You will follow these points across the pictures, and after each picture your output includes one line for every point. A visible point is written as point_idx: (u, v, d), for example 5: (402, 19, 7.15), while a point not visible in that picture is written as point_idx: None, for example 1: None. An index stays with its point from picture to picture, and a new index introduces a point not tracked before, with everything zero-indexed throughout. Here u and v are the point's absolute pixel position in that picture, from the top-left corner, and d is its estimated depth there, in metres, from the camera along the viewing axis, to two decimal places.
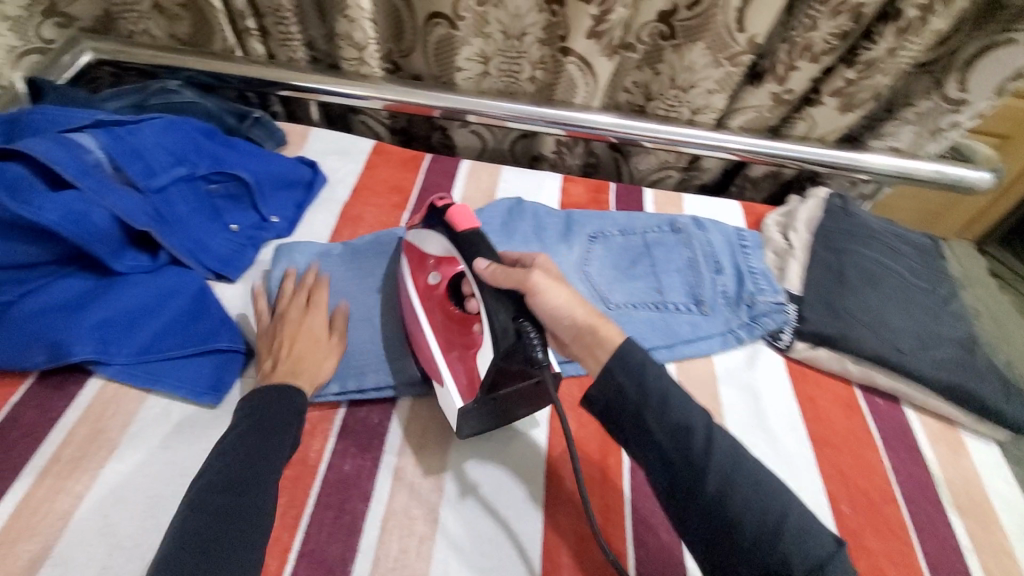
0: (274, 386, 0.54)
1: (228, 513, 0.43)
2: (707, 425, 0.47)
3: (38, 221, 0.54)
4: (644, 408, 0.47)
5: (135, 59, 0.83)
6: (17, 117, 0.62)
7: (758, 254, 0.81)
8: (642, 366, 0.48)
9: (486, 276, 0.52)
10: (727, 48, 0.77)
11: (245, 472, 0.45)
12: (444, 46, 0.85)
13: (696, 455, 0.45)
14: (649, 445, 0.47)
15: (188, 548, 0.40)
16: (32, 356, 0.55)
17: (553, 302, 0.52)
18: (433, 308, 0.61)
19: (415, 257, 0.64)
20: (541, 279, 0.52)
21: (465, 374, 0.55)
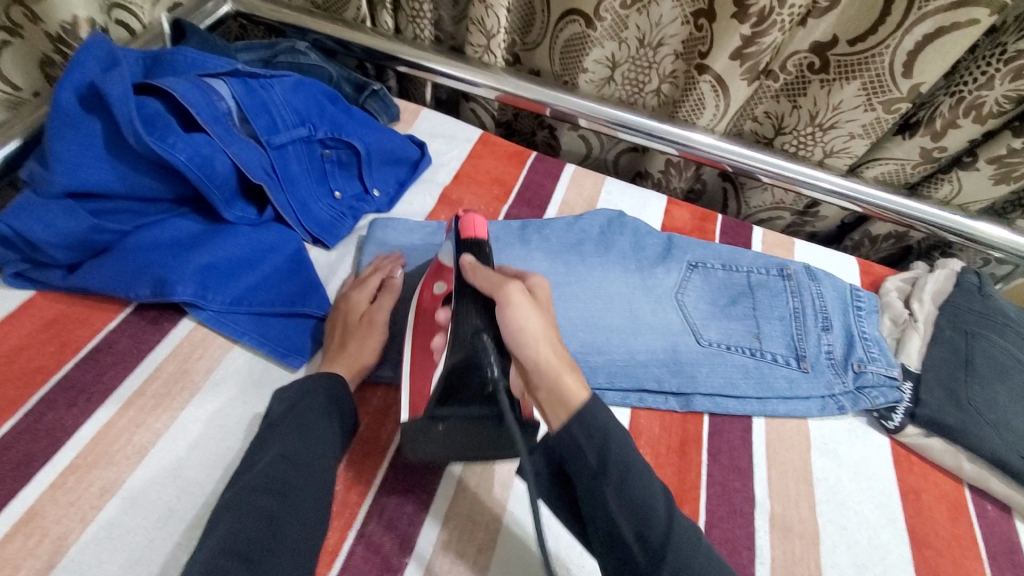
0: (321, 376, 0.52)
1: (273, 515, 0.41)
2: (668, 505, 0.44)
3: (168, 159, 0.55)
4: (603, 480, 0.43)
5: (270, 15, 0.85)
6: (157, 53, 0.63)
7: (874, 319, 0.72)
8: (607, 435, 0.44)
9: (468, 276, 0.51)
10: (885, 91, 0.72)
11: (291, 473, 0.44)
12: (574, 44, 0.83)
13: (654, 536, 0.42)
14: (602, 518, 0.43)
15: (228, 553, 0.38)
16: (137, 288, 0.56)
17: (526, 322, 0.47)
18: (429, 331, 0.55)
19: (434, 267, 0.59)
20: (519, 296, 0.48)
21: (420, 385, 0.52)
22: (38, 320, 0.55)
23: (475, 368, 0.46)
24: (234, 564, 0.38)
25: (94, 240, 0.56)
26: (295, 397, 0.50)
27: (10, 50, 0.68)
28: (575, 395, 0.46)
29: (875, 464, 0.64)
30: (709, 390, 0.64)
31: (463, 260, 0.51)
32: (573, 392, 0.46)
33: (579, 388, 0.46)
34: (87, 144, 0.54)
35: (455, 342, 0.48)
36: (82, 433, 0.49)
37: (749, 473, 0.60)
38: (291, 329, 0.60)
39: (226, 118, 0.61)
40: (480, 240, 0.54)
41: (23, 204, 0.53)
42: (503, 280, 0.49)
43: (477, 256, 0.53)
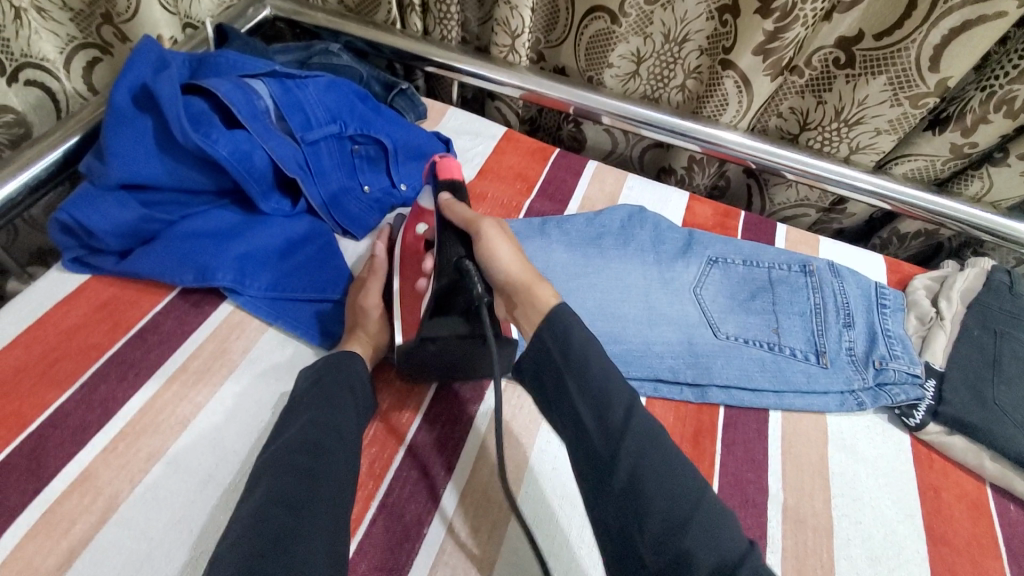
0: (337, 353, 0.56)
1: (308, 472, 0.44)
2: (630, 402, 0.47)
3: (212, 154, 0.59)
4: (566, 372, 0.48)
5: (308, 20, 0.89)
6: (202, 56, 0.68)
7: (899, 317, 0.72)
8: (568, 333, 0.49)
9: (446, 214, 0.57)
10: (912, 85, 0.71)
11: (321, 437, 0.47)
12: (599, 40, 0.85)
13: (613, 428, 0.45)
14: (568, 410, 0.48)
15: (274, 504, 0.42)
16: (182, 273, 0.61)
17: (500, 253, 0.54)
18: (413, 261, 0.61)
19: (413, 213, 0.65)
20: (491, 228, 0.55)
21: (409, 315, 0.59)
22: (93, 302, 0.60)
23: (465, 292, 0.54)
24: (275, 510, 0.41)
25: (144, 228, 0.60)
26: (318, 373, 0.54)
27: (102, 67, 0.78)
28: (543, 301, 0.51)
29: (894, 460, 0.63)
30: (725, 382, 0.64)
31: (441, 199, 0.57)
32: (543, 300, 0.52)
33: (550, 297, 0.52)
34: (138, 139, 0.59)
35: (438, 269, 0.55)
36: (131, 405, 0.54)
37: (764, 465, 0.61)
38: (320, 314, 0.64)
39: (263, 116, 0.65)
40: (456, 182, 0.60)
41: (82, 194, 0.58)
42: (478, 217, 0.55)
43: (454, 194, 0.59)
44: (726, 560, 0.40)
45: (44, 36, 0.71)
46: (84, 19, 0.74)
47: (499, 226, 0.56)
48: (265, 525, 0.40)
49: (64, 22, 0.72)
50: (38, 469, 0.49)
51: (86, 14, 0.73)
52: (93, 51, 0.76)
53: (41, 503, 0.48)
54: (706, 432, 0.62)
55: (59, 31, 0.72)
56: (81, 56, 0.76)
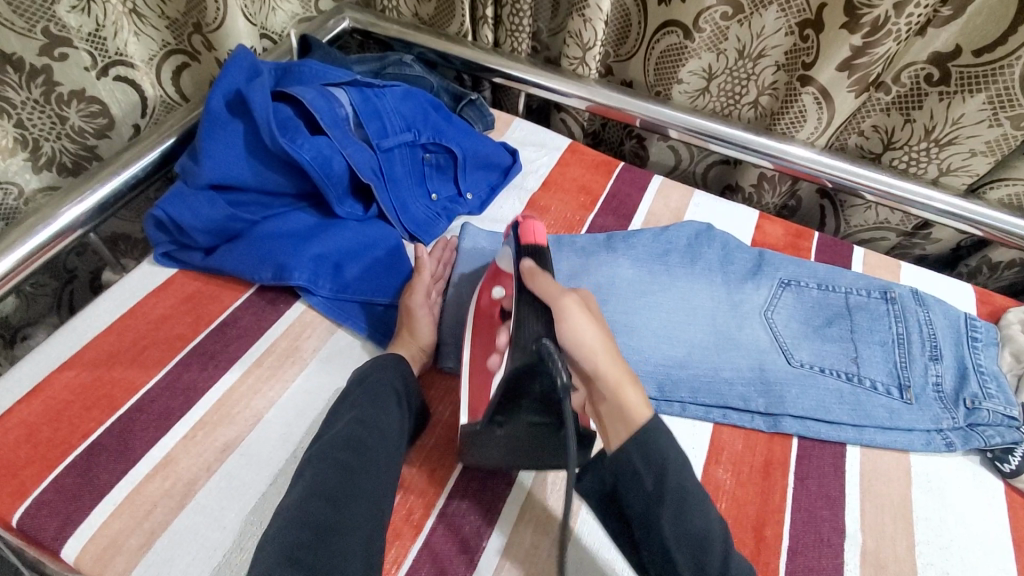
0: (381, 355, 0.56)
1: (350, 471, 0.46)
2: (724, 542, 0.46)
3: (295, 158, 0.62)
4: (659, 505, 0.46)
5: (382, 31, 0.92)
6: (287, 65, 0.71)
7: (992, 353, 0.66)
8: (665, 461, 0.47)
9: (528, 283, 0.51)
10: (1014, 105, 0.66)
11: (366, 434, 0.49)
12: (669, 56, 0.83)
13: (710, 568, 0.45)
14: (654, 539, 0.46)
15: (317, 497, 0.44)
16: (260, 272, 0.63)
17: (587, 337, 0.49)
18: (487, 330, 0.56)
19: (493, 269, 0.60)
20: (574, 308, 0.49)
21: (477, 391, 0.52)
22: (179, 294, 0.63)
23: (543, 379, 0.44)
24: (318, 505, 0.43)
25: (229, 227, 0.63)
26: (366, 371, 0.55)
27: (189, 72, 0.83)
28: (636, 414, 0.49)
29: (985, 507, 0.59)
30: (799, 411, 0.61)
31: (525, 266, 0.52)
32: (635, 409, 0.49)
33: (641, 405, 0.50)
34: (229, 142, 0.62)
35: (513, 345, 0.46)
36: (210, 396, 0.56)
37: (840, 501, 0.57)
38: (385, 317, 0.65)
39: (344, 123, 0.67)
40: (541, 248, 0.55)
41: (176, 193, 0.62)
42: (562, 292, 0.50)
43: (537, 261, 0.53)
44: None
45: (141, 41, 0.76)
46: (178, 28, 0.79)
47: (584, 304, 0.51)
48: (306, 517, 0.42)
49: (160, 29, 0.77)
50: (126, 450, 0.52)
51: (179, 23, 0.78)
52: (180, 57, 0.81)
53: (127, 485, 0.50)
54: (775, 460, 0.60)
55: (154, 37, 0.77)
56: (169, 62, 0.80)
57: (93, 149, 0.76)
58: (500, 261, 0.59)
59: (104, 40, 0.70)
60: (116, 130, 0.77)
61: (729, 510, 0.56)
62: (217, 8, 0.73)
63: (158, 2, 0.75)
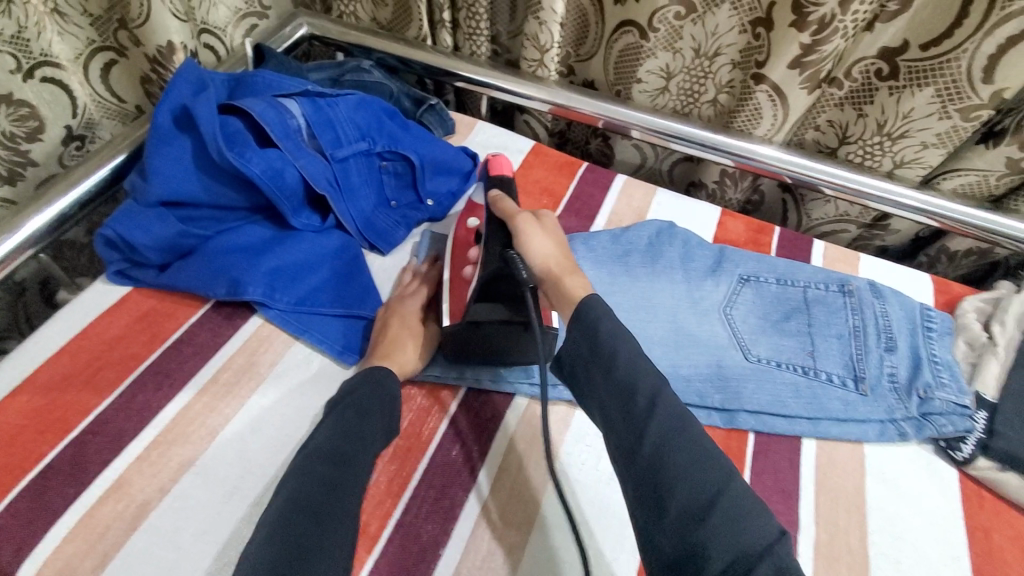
0: (364, 369, 0.56)
1: (331, 483, 0.46)
2: (655, 389, 0.46)
3: (244, 172, 0.61)
4: (595, 366, 0.48)
5: (327, 33, 0.92)
6: (241, 78, 0.70)
7: (947, 342, 0.68)
8: (597, 326, 0.49)
9: (494, 207, 0.59)
10: (962, 97, 0.67)
11: (347, 447, 0.49)
12: (628, 55, 0.83)
13: (636, 413, 0.45)
14: (596, 398, 0.48)
15: (300, 511, 0.43)
16: (215, 287, 0.62)
17: (538, 247, 0.55)
18: (459, 253, 0.64)
19: (470, 205, 0.67)
20: (530, 221, 0.57)
21: (455, 300, 0.61)
22: (134, 313, 0.63)
23: (508, 277, 0.55)
24: (301, 518, 0.42)
25: (182, 242, 0.63)
26: (353, 383, 0.54)
27: (117, 67, 0.82)
28: (576, 294, 0.53)
29: (940, 496, 0.59)
30: (755, 407, 0.62)
31: (490, 194, 0.60)
32: (573, 292, 0.53)
33: (581, 288, 0.53)
34: (178, 158, 0.62)
35: (484, 257, 0.57)
36: (164, 416, 0.56)
37: (795, 496, 0.58)
38: (345, 328, 0.64)
39: (296, 134, 0.67)
40: (506, 177, 0.64)
41: (126, 211, 0.61)
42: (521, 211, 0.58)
43: (503, 190, 0.62)
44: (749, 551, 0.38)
45: (66, 40, 0.74)
46: (102, 24, 0.77)
47: (540, 219, 0.59)
48: (286, 529, 0.41)
49: (84, 27, 0.76)
50: (79, 473, 0.51)
51: (104, 19, 0.77)
52: (108, 54, 0.80)
53: (80, 508, 0.50)
54: (734, 457, 0.60)
55: (78, 35, 0.75)
56: (98, 58, 0.79)
57: (27, 154, 0.76)
58: (473, 198, 0.68)
59: (28, 42, 0.69)
60: (46, 132, 0.77)
61: None
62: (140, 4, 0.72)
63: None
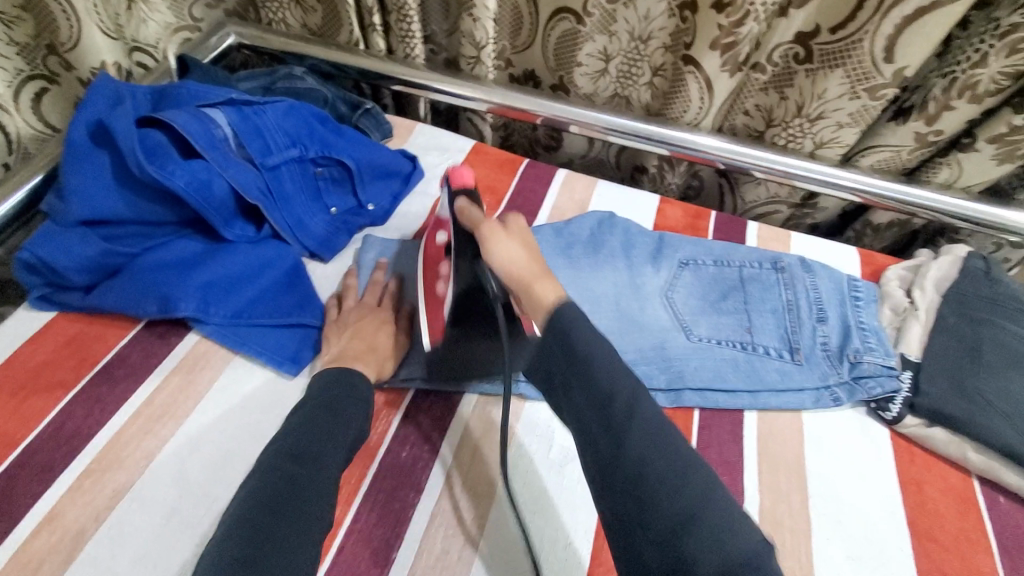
0: (339, 367, 0.55)
1: (295, 478, 0.45)
2: (634, 392, 0.43)
3: (168, 185, 0.60)
4: (570, 375, 0.45)
5: (269, 45, 0.90)
6: (164, 88, 0.68)
7: (873, 309, 0.71)
8: (569, 334, 0.45)
9: (462, 221, 0.55)
10: (869, 78, 0.71)
11: (312, 446, 0.47)
12: (566, 42, 0.85)
13: (617, 423, 0.42)
14: (572, 412, 0.45)
15: (257, 510, 0.42)
16: (145, 306, 0.60)
17: (505, 257, 0.52)
18: (433, 269, 0.61)
19: (437, 219, 0.63)
20: (497, 231, 0.53)
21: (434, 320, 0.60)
22: (60, 338, 0.60)
23: (481, 293, 0.56)
24: (256, 516, 0.42)
25: (108, 262, 0.60)
26: (323, 384, 0.53)
27: (48, 96, 0.82)
28: (544, 299, 0.48)
29: (875, 455, 0.63)
30: (698, 384, 0.64)
31: (457, 204, 0.56)
32: (542, 297, 0.48)
33: (552, 292, 0.48)
34: (97, 175, 0.60)
35: (459, 271, 0.56)
36: (96, 442, 0.53)
37: (739, 467, 0.60)
38: (286, 337, 0.62)
39: (222, 143, 0.65)
40: (470, 187, 0.58)
41: (44, 232, 0.58)
42: (486, 219, 0.54)
43: (470, 201, 0.57)
44: (734, 559, 0.37)
45: None
46: (30, 52, 0.78)
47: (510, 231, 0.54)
48: (242, 527, 0.41)
49: (10, 57, 0.76)
50: (7, 508, 0.49)
51: (32, 46, 0.78)
52: (40, 82, 0.81)
53: (11, 545, 0.47)
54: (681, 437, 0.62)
55: (6, 66, 0.76)
56: (29, 87, 0.80)
57: None
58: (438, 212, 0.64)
59: None
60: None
61: None
62: (70, 26, 0.74)
63: (5, 28, 0.74)
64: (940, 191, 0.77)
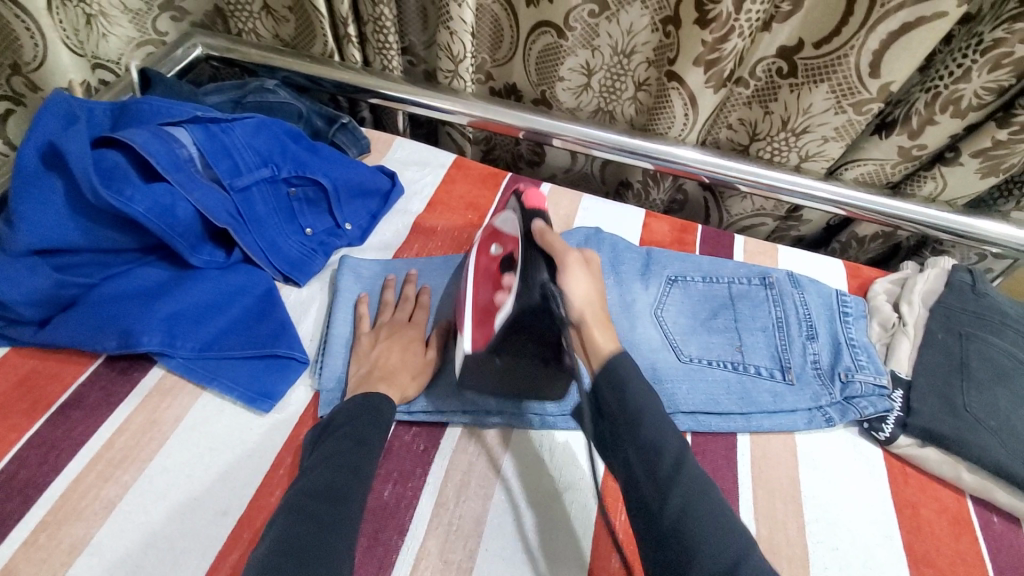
0: (362, 396, 0.54)
1: (325, 521, 0.43)
2: (680, 452, 0.47)
3: (128, 212, 0.56)
4: (620, 428, 0.49)
5: (245, 58, 0.86)
6: (125, 105, 0.64)
7: (862, 324, 0.71)
8: (624, 384, 0.51)
9: (535, 238, 0.55)
10: (854, 93, 0.70)
11: (339, 481, 0.46)
12: (548, 56, 0.83)
13: (662, 473, 0.46)
14: (620, 458, 0.49)
15: (282, 553, 0.40)
16: (104, 340, 0.56)
17: (579, 290, 0.55)
18: (483, 279, 0.59)
19: (489, 232, 0.62)
20: (573, 260, 0.56)
21: (480, 327, 0.56)
22: (11, 377, 0.56)
23: (545, 316, 0.53)
24: (284, 563, 0.39)
25: (63, 294, 0.56)
26: (346, 415, 0.52)
27: (14, 117, 0.80)
28: (605, 348, 0.54)
29: (868, 477, 0.62)
30: (691, 408, 0.62)
31: (535, 225, 0.55)
32: (602, 346, 0.54)
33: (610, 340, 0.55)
34: (51, 201, 0.55)
35: (523, 288, 0.53)
36: (50, 493, 0.49)
37: (733, 495, 0.59)
38: (259, 370, 0.59)
39: (188, 165, 0.61)
40: (544, 213, 0.57)
41: None
42: (565, 250, 0.56)
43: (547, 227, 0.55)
44: None
45: None
46: None
47: (583, 265, 0.57)
48: (270, 572, 0.38)
49: None
50: None
51: None
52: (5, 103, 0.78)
53: None
54: None
55: None
56: None
57: None
58: (497, 221, 0.61)
59: None
60: None
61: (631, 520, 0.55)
62: (34, 45, 0.73)
63: None
64: (926, 204, 0.77)
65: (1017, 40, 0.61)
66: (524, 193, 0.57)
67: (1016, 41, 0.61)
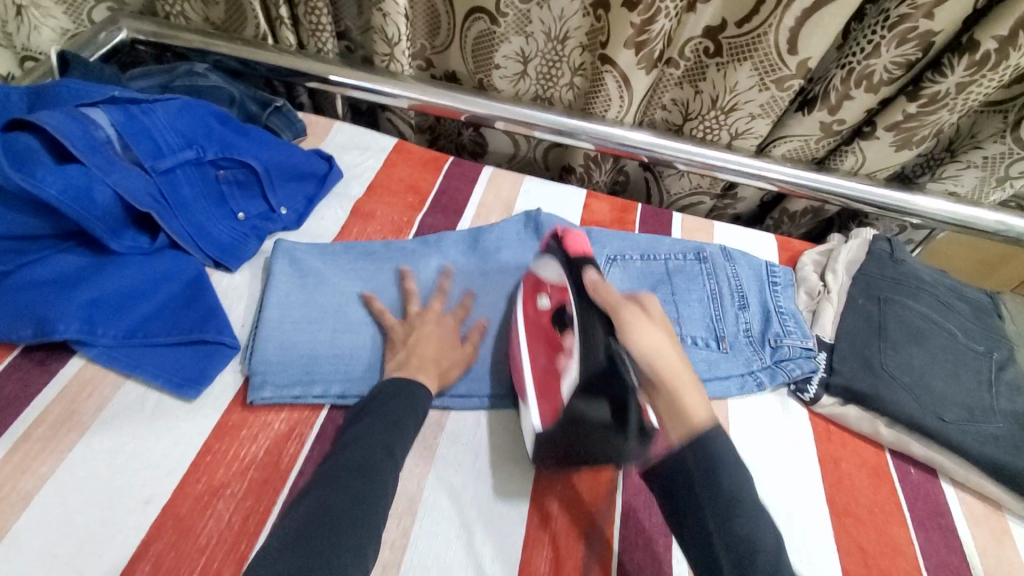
0: (398, 379, 0.54)
1: (356, 493, 0.44)
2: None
3: (38, 194, 0.53)
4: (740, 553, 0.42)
5: (180, 42, 0.83)
6: (42, 87, 0.62)
7: (790, 293, 0.74)
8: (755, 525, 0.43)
9: (590, 292, 0.54)
10: (775, 70, 0.73)
11: (372, 457, 0.46)
12: (483, 42, 0.83)
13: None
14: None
15: (321, 522, 0.41)
16: (19, 330, 0.54)
17: (650, 348, 0.51)
18: (539, 336, 0.59)
19: (533, 283, 0.64)
20: (631, 313, 0.53)
21: (547, 395, 0.54)
22: None
23: (614, 379, 0.50)
24: (324, 531, 0.40)
25: None
26: (391, 391, 0.53)
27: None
28: (695, 417, 0.47)
29: (794, 438, 0.64)
30: None
31: (588, 278, 0.56)
32: (694, 413, 0.48)
33: (701, 409, 0.48)
34: None
35: (587, 353, 0.51)
36: None
37: None
38: (188, 357, 0.57)
39: (105, 147, 0.59)
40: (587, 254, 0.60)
41: None
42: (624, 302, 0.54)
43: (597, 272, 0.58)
44: None
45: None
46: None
47: (644, 312, 0.54)
48: (309, 540, 0.40)
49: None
50: None
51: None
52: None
53: None
54: None
55: None
56: None
57: None
58: (542, 272, 0.63)
59: None
60: None
61: (564, 486, 0.56)
62: None
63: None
64: (849, 177, 0.80)
65: (921, 15, 0.64)
66: (566, 239, 0.62)
67: (920, 15, 0.64)
